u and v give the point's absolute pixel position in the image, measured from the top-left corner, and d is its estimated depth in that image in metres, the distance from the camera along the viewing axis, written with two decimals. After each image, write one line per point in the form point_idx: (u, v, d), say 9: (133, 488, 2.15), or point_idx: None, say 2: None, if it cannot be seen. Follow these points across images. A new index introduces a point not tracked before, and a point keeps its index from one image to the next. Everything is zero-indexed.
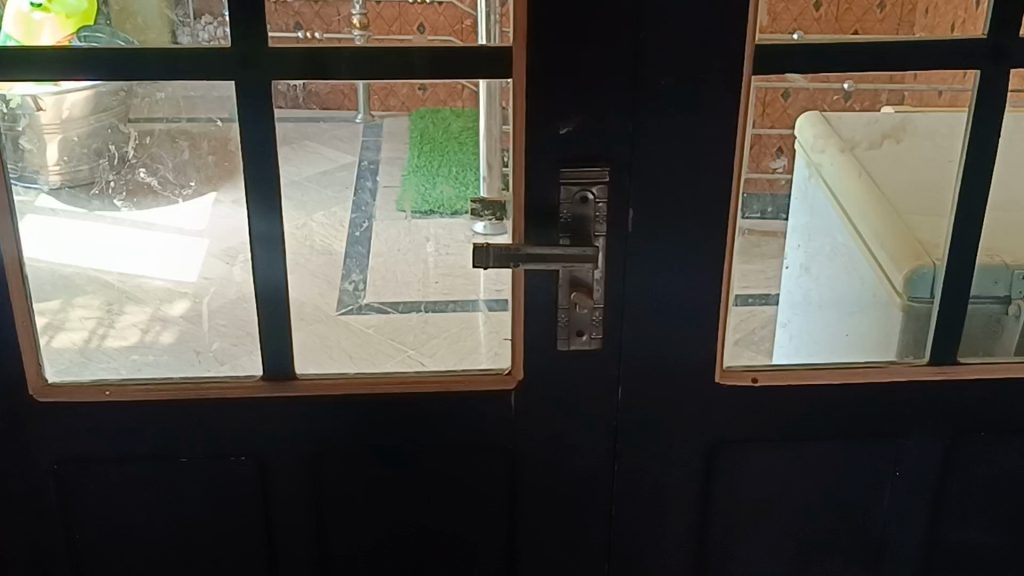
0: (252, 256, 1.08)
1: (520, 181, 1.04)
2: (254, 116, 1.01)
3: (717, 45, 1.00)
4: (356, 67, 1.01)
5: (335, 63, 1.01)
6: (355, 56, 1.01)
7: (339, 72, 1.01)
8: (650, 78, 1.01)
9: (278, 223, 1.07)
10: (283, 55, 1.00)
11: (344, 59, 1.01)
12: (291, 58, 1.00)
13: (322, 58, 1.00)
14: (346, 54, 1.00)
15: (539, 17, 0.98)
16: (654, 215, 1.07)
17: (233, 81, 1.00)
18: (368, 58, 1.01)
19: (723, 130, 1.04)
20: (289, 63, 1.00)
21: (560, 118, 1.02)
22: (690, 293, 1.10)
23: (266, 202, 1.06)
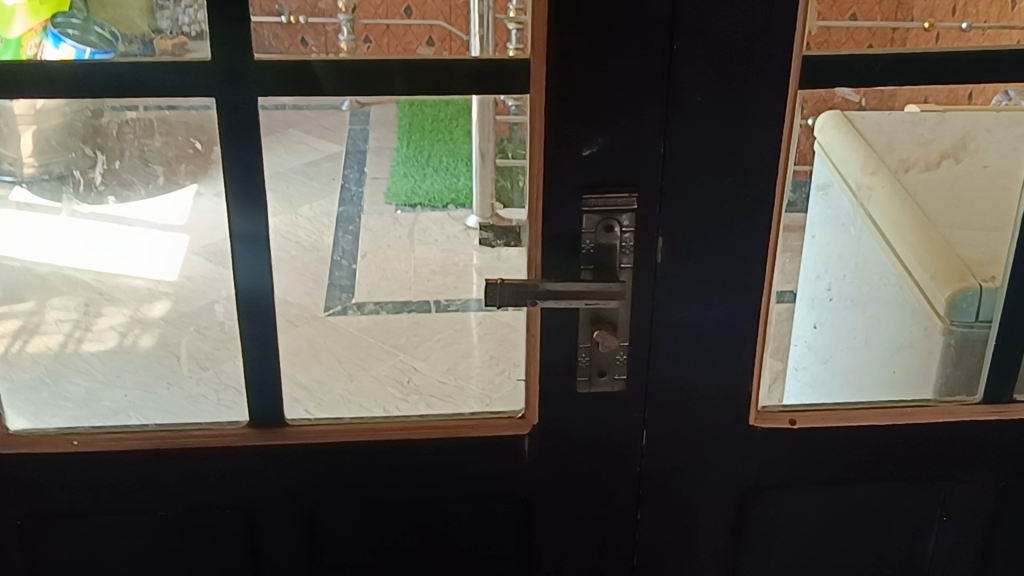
0: (233, 254, 0.96)
1: (537, 210, 0.93)
2: (239, 133, 0.90)
3: (759, 57, 0.89)
4: (352, 83, 0.89)
5: (326, 79, 0.88)
6: (351, 71, 0.88)
7: (333, 90, 0.89)
8: (683, 95, 0.90)
9: (263, 223, 0.94)
10: (271, 70, 0.88)
11: (335, 73, 0.88)
12: (279, 73, 0.88)
13: (310, 73, 0.88)
14: (340, 70, 0.88)
15: (560, 27, 0.87)
16: (686, 244, 0.96)
17: (213, 98, 0.89)
18: (364, 73, 0.88)
19: (765, 150, 0.93)
20: (278, 80, 0.88)
21: (582, 138, 0.91)
22: (725, 327, 1.00)
23: (250, 214, 0.94)
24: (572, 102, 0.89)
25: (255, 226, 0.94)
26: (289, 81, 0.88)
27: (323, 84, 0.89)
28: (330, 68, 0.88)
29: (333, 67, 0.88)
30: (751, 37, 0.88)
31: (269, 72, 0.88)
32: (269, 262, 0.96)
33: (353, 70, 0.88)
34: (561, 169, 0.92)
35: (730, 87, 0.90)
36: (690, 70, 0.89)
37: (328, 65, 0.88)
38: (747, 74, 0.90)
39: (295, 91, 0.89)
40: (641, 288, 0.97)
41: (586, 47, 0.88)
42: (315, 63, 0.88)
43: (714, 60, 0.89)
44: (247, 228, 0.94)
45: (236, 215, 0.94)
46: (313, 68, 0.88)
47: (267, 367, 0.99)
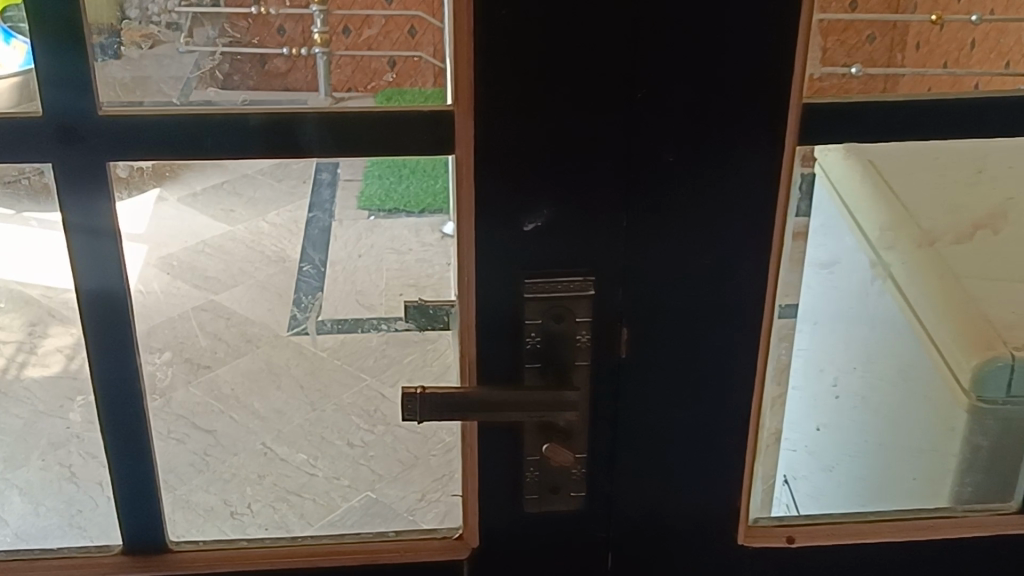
0: (70, 253, 0.73)
1: (469, 297, 0.74)
2: (80, 174, 0.70)
3: (747, 109, 0.70)
4: (227, 140, 0.69)
5: (321, 136, 0.70)
6: (343, 129, 0.69)
7: (321, 150, 0.70)
8: (651, 154, 0.70)
9: (110, 216, 0.72)
10: (125, 129, 0.69)
11: (219, 132, 0.69)
12: (143, 135, 0.69)
13: (299, 130, 0.69)
14: (336, 125, 0.69)
15: (488, 74, 0.68)
16: (658, 334, 0.77)
17: (51, 163, 0.69)
18: (262, 129, 0.69)
19: (756, 222, 0.73)
20: (155, 142, 0.69)
21: (524, 208, 0.72)
22: (708, 435, 0.81)
23: (89, 207, 0.71)
24: (505, 167, 0.70)
25: (97, 229, 0.72)
26: (270, 138, 0.70)
27: (322, 141, 0.70)
28: (324, 124, 0.69)
29: (328, 122, 0.69)
30: (737, 82, 0.69)
31: (125, 130, 0.68)
32: (119, 256, 0.74)
33: (350, 124, 0.69)
34: (497, 247, 0.73)
35: (711, 145, 0.71)
36: (660, 125, 0.70)
37: (323, 118, 0.69)
38: (731, 130, 0.70)
39: (172, 157, 0.70)
40: (601, 391, 0.78)
41: (523, 98, 0.68)
42: (310, 115, 0.69)
43: (691, 112, 0.69)
44: (87, 221, 0.72)
45: (70, 206, 0.71)
46: (304, 122, 0.69)
47: (142, 480, 0.82)
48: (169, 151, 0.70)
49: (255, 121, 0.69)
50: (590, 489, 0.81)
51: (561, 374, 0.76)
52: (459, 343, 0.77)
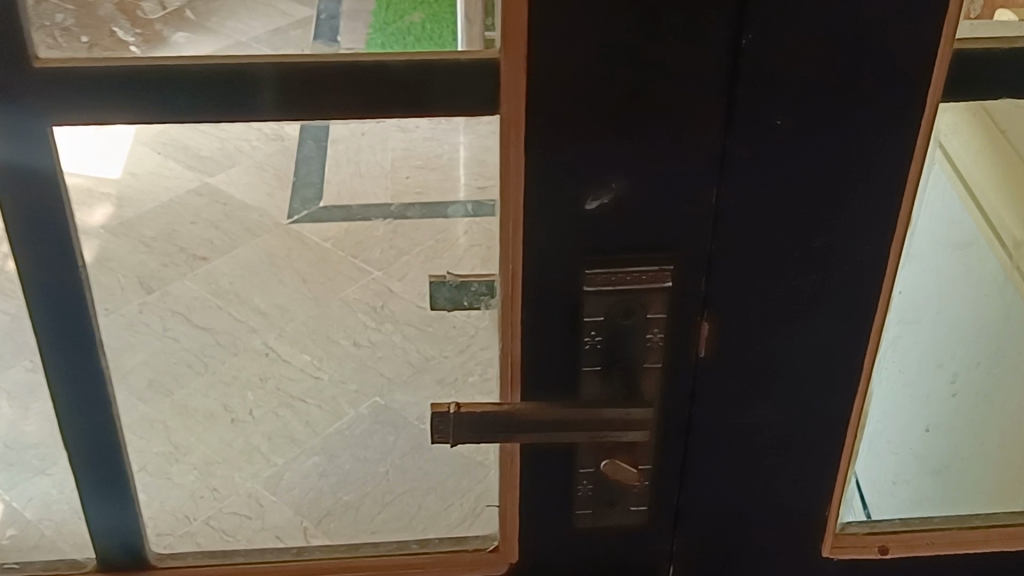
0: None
1: (516, 287, 0.60)
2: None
3: (885, 62, 0.53)
4: (198, 96, 0.54)
5: (280, 94, 0.54)
6: (313, 83, 0.54)
7: (275, 111, 0.54)
8: (751, 116, 0.55)
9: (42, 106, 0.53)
10: (77, 91, 0.53)
11: (188, 87, 0.53)
12: (93, 94, 0.53)
13: (255, 84, 0.54)
14: (299, 78, 0.53)
15: (546, 12, 0.52)
16: (747, 332, 0.62)
17: None
18: (227, 86, 0.53)
19: (879, 201, 0.58)
20: (116, 100, 0.53)
21: (587, 183, 0.57)
22: (800, 448, 0.67)
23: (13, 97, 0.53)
24: (567, 130, 0.55)
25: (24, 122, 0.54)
26: (220, 96, 0.54)
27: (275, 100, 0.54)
28: (275, 76, 0.53)
29: (287, 73, 0.53)
30: (875, 28, 0.52)
31: (70, 88, 0.53)
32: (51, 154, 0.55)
33: (311, 82, 0.53)
34: (550, 229, 0.58)
35: (833, 107, 0.55)
36: (769, 81, 0.54)
37: (281, 71, 0.53)
38: (860, 87, 0.54)
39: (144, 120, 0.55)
40: (674, 397, 0.64)
41: (591, 43, 0.52)
42: (265, 67, 0.53)
43: (810, 65, 0.53)
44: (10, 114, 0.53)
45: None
46: (255, 76, 0.53)
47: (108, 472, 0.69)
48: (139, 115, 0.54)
49: (207, 75, 0.53)
50: (655, 503, 0.68)
51: (627, 382, 0.62)
52: (501, 339, 0.63)
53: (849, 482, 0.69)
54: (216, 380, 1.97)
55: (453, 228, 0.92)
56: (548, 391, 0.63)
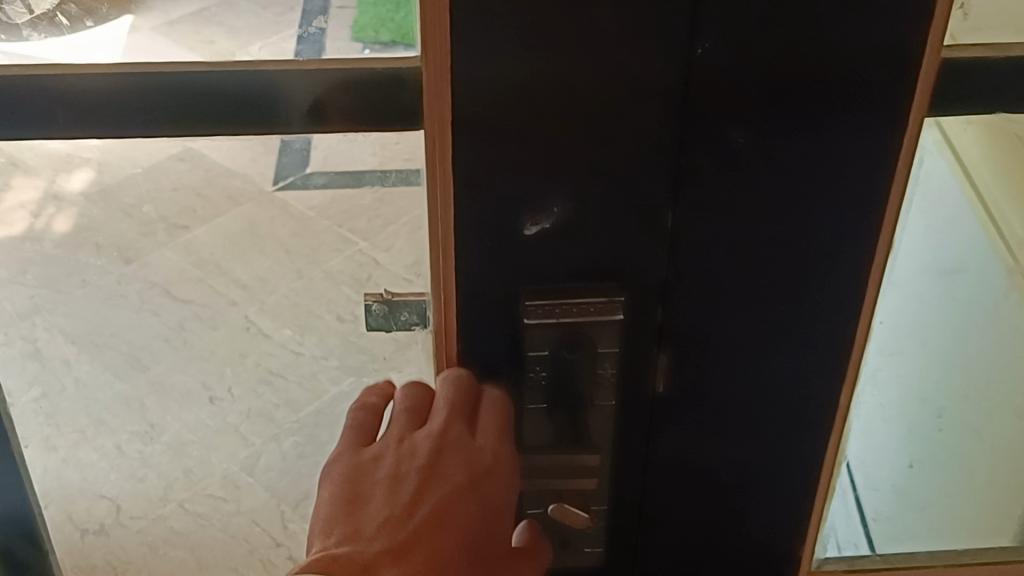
0: None
1: (449, 316, 0.54)
2: None
3: (862, 69, 0.47)
4: (194, 110, 0.50)
5: (298, 104, 0.50)
6: (330, 93, 0.50)
7: (302, 126, 0.51)
8: (711, 131, 0.48)
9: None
10: (92, 101, 0.49)
11: (183, 102, 0.50)
12: (110, 104, 0.50)
13: (272, 97, 0.50)
14: (316, 89, 0.50)
15: (471, 18, 0.45)
16: (710, 368, 0.56)
17: None
18: (230, 102, 0.50)
19: (858, 223, 0.51)
20: (109, 114, 0.50)
21: (526, 204, 0.50)
22: (770, 486, 0.61)
23: None
24: (501, 148, 0.48)
25: None
26: (234, 106, 0.50)
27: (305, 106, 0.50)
28: (302, 89, 0.49)
29: (311, 85, 0.49)
30: (854, 33, 0.46)
31: (81, 98, 0.49)
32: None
33: (334, 94, 0.50)
34: (482, 254, 0.51)
35: (804, 120, 0.48)
36: (729, 92, 0.47)
37: (301, 81, 0.49)
38: (836, 98, 0.48)
39: (149, 134, 0.51)
40: (630, 433, 0.58)
41: (524, 51, 0.46)
42: (284, 77, 0.49)
43: (777, 73, 0.47)
44: None
45: None
46: (279, 83, 0.49)
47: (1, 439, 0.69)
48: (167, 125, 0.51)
49: (233, 83, 0.49)
50: (611, 544, 0.63)
51: (575, 423, 0.56)
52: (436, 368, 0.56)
53: (824, 522, 0.63)
54: (192, 358, 1.83)
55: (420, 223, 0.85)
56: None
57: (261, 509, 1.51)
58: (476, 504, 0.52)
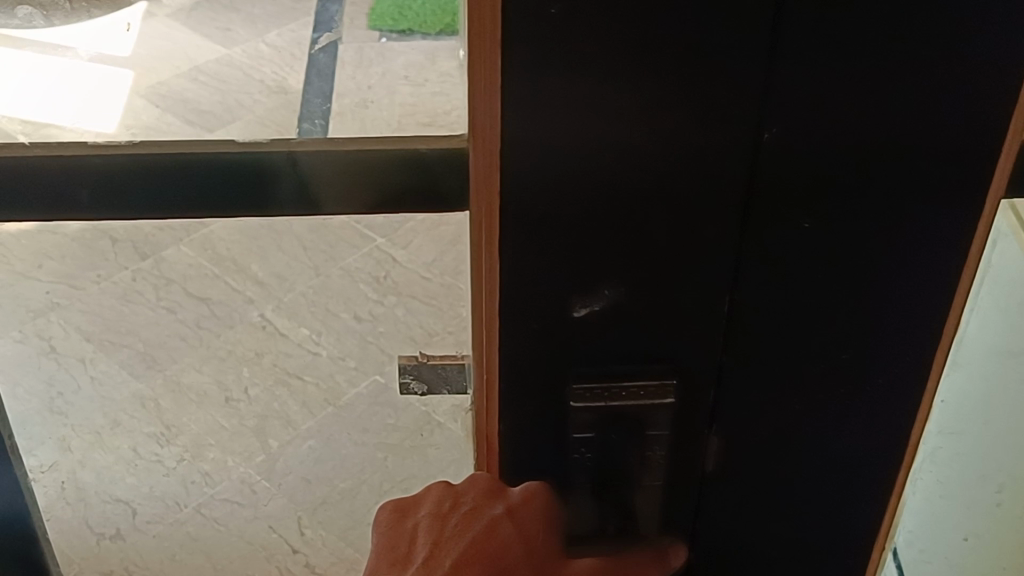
0: (14, 212, 0.56)
1: (492, 397, 0.55)
2: (70, 160, 0.55)
3: (922, 170, 0.48)
4: (278, 188, 0.56)
5: (359, 180, 0.56)
6: (385, 173, 0.56)
7: (364, 200, 0.57)
8: (770, 224, 0.50)
9: (108, 186, 0.55)
10: (118, 178, 0.55)
11: (270, 181, 0.56)
12: (219, 184, 0.56)
13: (340, 176, 0.56)
14: (376, 168, 0.56)
15: (524, 115, 0.46)
16: (764, 444, 0.57)
17: (40, 181, 0.55)
18: (304, 181, 0.56)
19: (922, 314, 0.53)
20: (216, 192, 0.56)
21: (581, 293, 0.52)
22: (823, 546, 0.62)
23: (75, 177, 0.55)
24: (550, 235, 0.50)
25: (94, 200, 0.56)
26: (310, 183, 0.56)
27: (352, 184, 0.56)
28: (364, 168, 0.56)
29: (373, 164, 0.56)
30: (917, 136, 0.47)
31: (188, 177, 0.55)
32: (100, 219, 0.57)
33: (392, 175, 0.56)
34: (539, 340, 0.53)
35: (862, 215, 0.49)
36: (786, 184, 0.48)
37: (362, 162, 0.56)
38: (896, 195, 0.49)
39: (245, 208, 0.57)
40: (676, 508, 0.60)
41: (577, 146, 0.47)
42: (349, 156, 0.56)
43: (838, 167, 0.48)
44: (72, 192, 0.56)
45: (51, 172, 0.55)
46: (326, 162, 0.56)
47: None
48: (185, 207, 0.57)
49: (303, 162, 0.55)
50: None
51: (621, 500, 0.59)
52: (481, 434, 0.58)
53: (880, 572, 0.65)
54: (211, 354, 1.43)
55: (457, 248, 0.84)
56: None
57: (280, 512, 1.28)
58: (512, 529, 0.56)
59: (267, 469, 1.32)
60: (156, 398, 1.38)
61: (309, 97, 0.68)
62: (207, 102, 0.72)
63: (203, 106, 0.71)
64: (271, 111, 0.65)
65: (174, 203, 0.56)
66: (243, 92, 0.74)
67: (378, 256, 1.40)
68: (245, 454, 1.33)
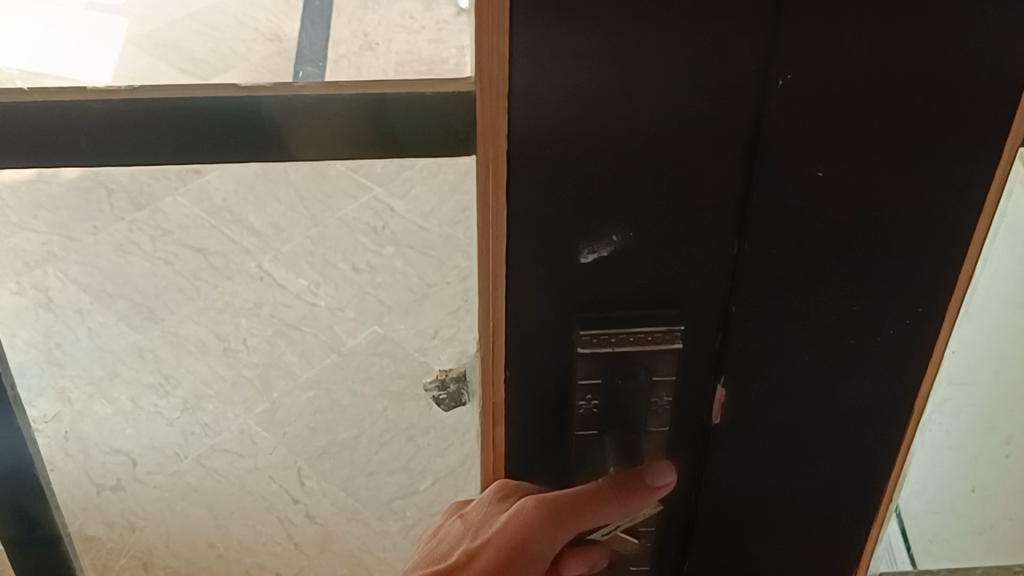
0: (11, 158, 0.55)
1: (497, 344, 0.55)
2: (69, 107, 0.53)
3: (940, 117, 0.47)
4: (278, 132, 0.55)
5: (357, 122, 0.55)
6: (385, 116, 0.55)
7: (363, 144, 0.56)
8: (783, 171, 0.48)
9: (108, 133, 0.54)
10: (123, 123, 0.54)
11: (271, 125, 0.55)
12: (222, 132, 0.55)
13: (340, 118, 0.55)
14: (375, 112, 0.55)
15: (532, 58, 0.44)
16: (771, 395, 0.57)
17: (38, 127, 0.54)
18: (305, 124, 0.55)
19: (938, 265, 0.52)
20: (220, 139, 0.55)
21: (588, 237, 0.51)
22: (831, 498, 0.62)
23: (75, 124, 0.54)
24: (557, 180, 0.48)
25: (95, 148, 0.55)
26: (312, 126, 0.55)
27: (351, 127, 0.55)
28: (364, 111, 0.55)
29: (374, 105, 0.55)
30: (936, 84, 0.46)
31: (191, 124, 0.54)
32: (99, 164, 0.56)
33: (393, 118, 0.55)
34: (543, 287, 0.53)
35: (878, 162, 0.48)
36: (801, 130, 0.47)
37: (362, 104, 0.55)
38: (912, 143, 0.48)
39: (248, 154, 0.56)
40: (680, 452, 0.60)
41: (587, 88, 0.45)
42: (348, 98, 0.55)
43: (853, 115, 0.47)
44: (70, 140, 0.55)
45: (47, 120, 0.54)
46: (326, 104, 0.55)
47: None
48: (187, 153, 0.56)
49: (304, 103, 0.54)
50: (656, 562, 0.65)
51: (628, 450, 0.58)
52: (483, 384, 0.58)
53: (887, 521, 0.65)
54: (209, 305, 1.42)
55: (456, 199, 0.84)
56: (528, 451, 0.60)
57: (280, 464, 1.32)
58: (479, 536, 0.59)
59: (266, 421, 1.34)
60: (155, 348, 1.38)
61: (304, 42, 0.66)
62: (202, 50, 0.70)
63: (197, 53, 0.69)
64: (267, 57, 0.64)
65: (176, 150, 0.55)
66: (239, 40, 0.71)
67: (376, 207, 1.39)
68: (246, 405, 1.34)
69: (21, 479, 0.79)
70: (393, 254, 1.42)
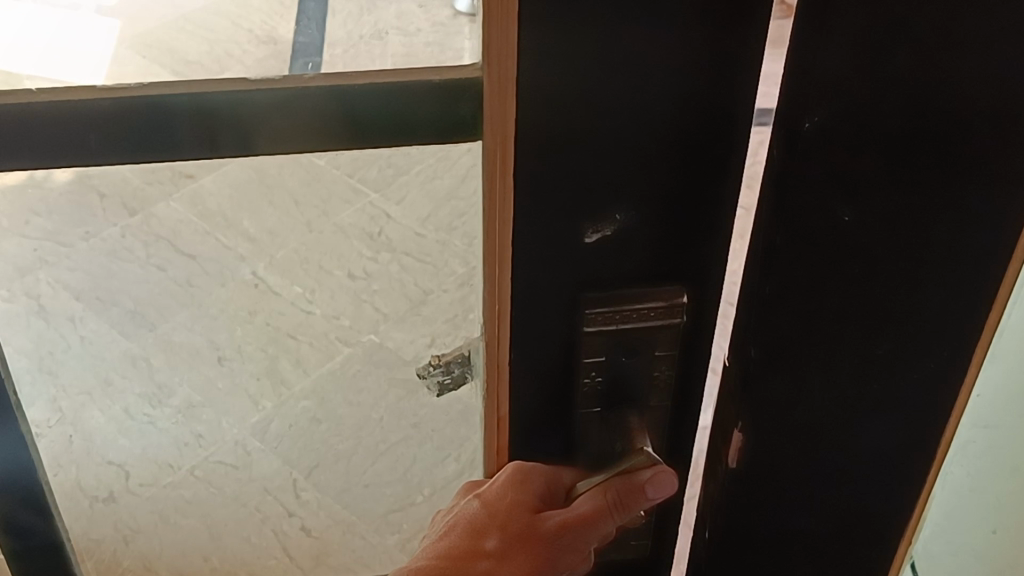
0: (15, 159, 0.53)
1: (502, 327, 0.53)
2: (73, 105, 0.51)
3: (969, 160, 0.46)
4: (275, 128, 0.52)
5: (323, 114, 0.52)
6: (355, 108, 0.52)
7: (341, 138, 0.53)
8: (809, 210, 0.47)
9: (115, 132, 0.52)
10: (130, 121, 0.51)
11: (270, 121, 0.52)
12: (230, 127, 0.52)
13: (308, 110, 0.52)
14: (341, 100, 0.52)
15: (544, 50, 0.43)
16: (789, 436, 0.55)
17: (40, 126, 0.51)
18: (284, 118, 0.52)
19: (964, 308, 0.50)
20: (230, 136, 0.52)
21: (593, 219, 0.49)
22: (847, 541, 0.60)
23: (81, 123, 0.51)
24: (563, 182, 0.48)
25: (102, 147, 0.52)
26: (304, 121, 0.52)
27: (319, 120, 0.52)
28: (333, 100, 0.52)
29: (337, 94, 0.52)
30: (962, 129, 0.45)
31: (200, 119, 0.51)
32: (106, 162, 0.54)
33: (374, 110, 0.52)
34: (547, 282, 0.51)
35: (906, 204, 0.47)
36: (827, 174, 0.46)
37: (328, 93, 0.52)
38: (939, 186, 0.46)
39: (258, 150, 0.53)
40: (686, 435, 0.59)
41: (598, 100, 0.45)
42: (312, 89, 0.51)
43: (881, 154, 0.46)
44: (75, 138, 0.52)
45: (52, 118, 0.51)
46: (296, 96, 0.52)
47: None
48: (196, 149, 0.53)
49: (295, 96, 0.51)
50: (658, 540, 0.64)
51: (631, 423, 0.57)
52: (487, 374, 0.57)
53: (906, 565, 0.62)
54: None
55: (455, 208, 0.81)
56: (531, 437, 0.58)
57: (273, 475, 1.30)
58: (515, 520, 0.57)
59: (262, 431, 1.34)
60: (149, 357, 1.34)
61: (298, 42, 0.63)
62: (193, 50, 0.67)
63: (190, 55, 0.66)
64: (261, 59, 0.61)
65: (185, 146, 0.52)
66: (231, 39, 0.68)
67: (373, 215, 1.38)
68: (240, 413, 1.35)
69: (22, 486, 0.76)
70: (389, 260, 1.40)
